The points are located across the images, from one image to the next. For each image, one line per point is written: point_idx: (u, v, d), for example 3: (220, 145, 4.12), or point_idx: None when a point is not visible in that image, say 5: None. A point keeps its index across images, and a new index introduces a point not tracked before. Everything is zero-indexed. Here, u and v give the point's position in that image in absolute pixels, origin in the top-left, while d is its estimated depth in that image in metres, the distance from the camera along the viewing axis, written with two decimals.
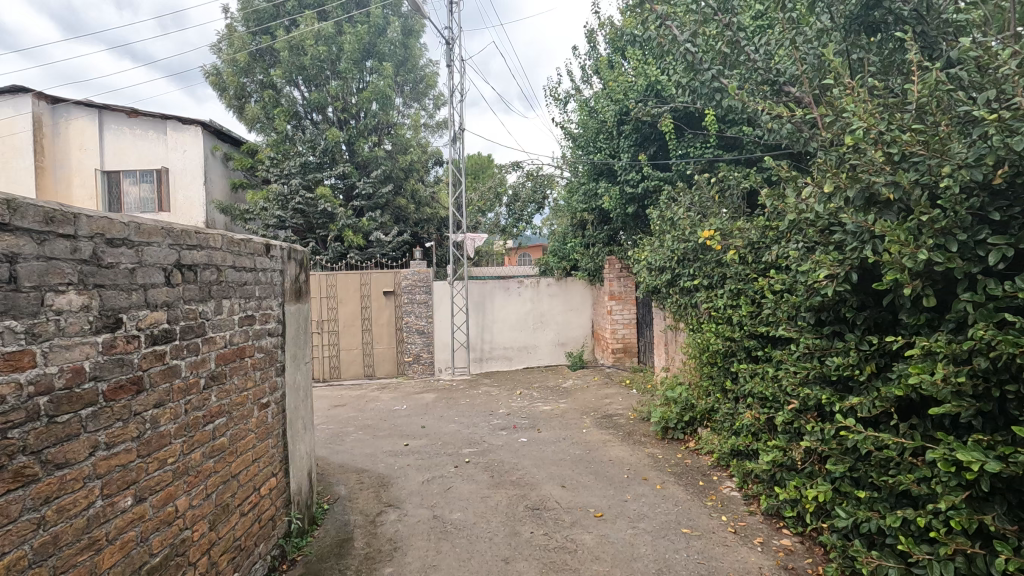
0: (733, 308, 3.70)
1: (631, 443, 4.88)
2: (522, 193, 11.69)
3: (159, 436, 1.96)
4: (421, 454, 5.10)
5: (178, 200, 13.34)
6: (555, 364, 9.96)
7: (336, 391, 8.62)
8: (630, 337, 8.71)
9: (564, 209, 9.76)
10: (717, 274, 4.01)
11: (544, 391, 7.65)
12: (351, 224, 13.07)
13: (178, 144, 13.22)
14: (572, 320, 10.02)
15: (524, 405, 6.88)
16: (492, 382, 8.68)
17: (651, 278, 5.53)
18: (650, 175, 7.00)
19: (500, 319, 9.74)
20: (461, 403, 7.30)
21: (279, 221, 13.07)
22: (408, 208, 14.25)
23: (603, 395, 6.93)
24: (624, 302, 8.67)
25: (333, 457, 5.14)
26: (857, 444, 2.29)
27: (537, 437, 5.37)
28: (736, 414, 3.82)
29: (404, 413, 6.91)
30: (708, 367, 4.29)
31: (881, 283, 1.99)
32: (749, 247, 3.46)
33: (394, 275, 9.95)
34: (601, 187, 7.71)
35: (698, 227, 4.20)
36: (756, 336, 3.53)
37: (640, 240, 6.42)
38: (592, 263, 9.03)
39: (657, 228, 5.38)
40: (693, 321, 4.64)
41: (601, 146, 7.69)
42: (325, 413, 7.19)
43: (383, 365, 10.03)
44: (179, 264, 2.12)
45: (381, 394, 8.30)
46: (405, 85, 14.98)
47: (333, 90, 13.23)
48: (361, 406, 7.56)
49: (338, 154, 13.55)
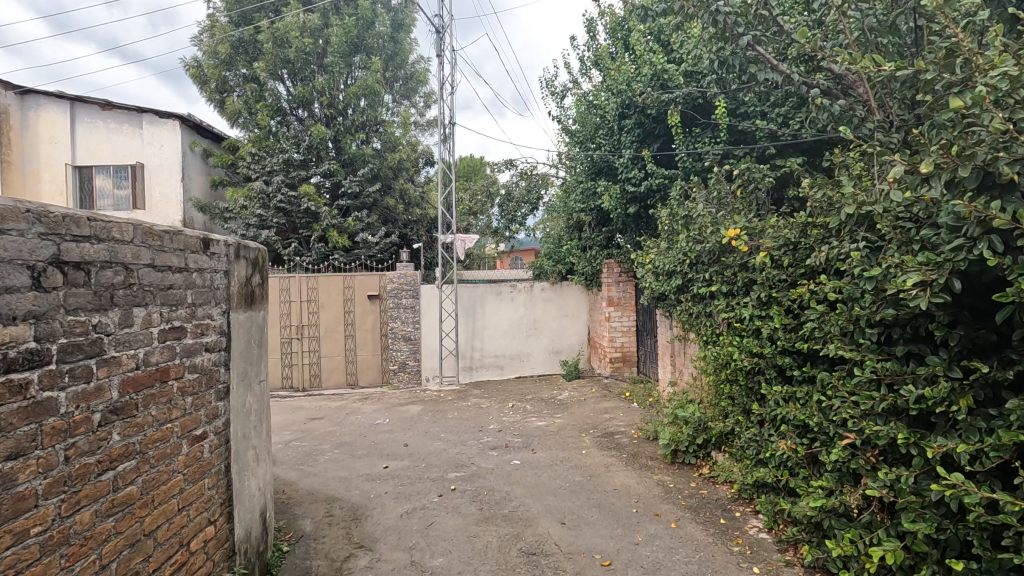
0: (761, 319, 3.20)
1: (637, 469, 4.35)
2: (515, 193, 11.19)
3: (16, 498, 1.42)
4: (402, 479, 4.54)
5: (153, 197, 12.70)
6: (549, 374, 9.43)
7: (314, 402, 8.05)
8: (629, 346, 8.20)
9: (560, 210, 9.27)
10: (739, 280, 3.51)
11: (538, 404, 7.11)
12: (336, 224, 12.49)
13: (155, 138, 12.61)
14: (567, 327, 9.50)
15: (517, 420, 6.34)
16: (482, 392, 8.13)
17: (658, 284, 5.04)
18: (654, 172, 6.50)
19: (491, 325, 9.21)
20: (448, 417, 6.75)
21: (258, 219, 12.41)
22: (397, 208, 13.69)
23: (602, 409, 6.41)
24: (623, 308, 8.17)
25: (302, 482, 4.57)
26: (951, 500, 1.79)
27: (532, 459, 4.83)
28: (763, 441, 3.32)
29: (386, 428, 6.36)
30: (725, 386, 3.80)
31: (1007, 294, 1.51)
32: (784, 249, 2.97)
33: (379, 277, 9.42)
34: (601, 186, 7.20)
35: (718, 225, 3.69)
36: (790, 353, 3.04)
37: (644, 242, 5.92)
38: (589, 266, 8.53)
39: (666, 229, 4.89)
40: (707, 333, 4.13)
41: (601, 142, 7.22)
42: (300, 428, 6.62)
43: (366, 373, 9.48)
44: (59, 261, 1.58)
45: (363, 405, 7.73)
46: (394, 82, 14.48)
47: (319, 84, 12.68)
48: (340, 420, 6.98)
49: (324, 151, 12.98)
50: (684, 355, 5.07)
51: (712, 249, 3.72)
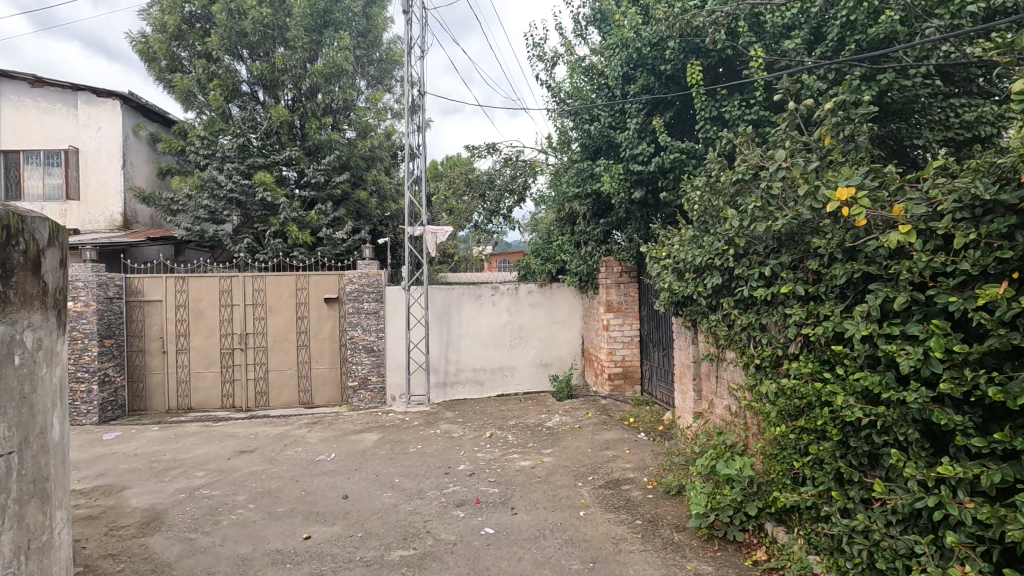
0: (892, 342, 1.91)
1: (660, 551, 3.02)
2: (498, 181, 9.84)
3: None
4: (324, 560, 3.19)
5: (89, 187, 11.23)
6: (538, 391, 8.06)
7: (252, 429, 6.64)
8: (631, 360, 6.90)
9: (549, 200, 7.96)
10: (834, 274, 2.23)
11: (523, 433, 5.76)
12: (296, 217, 10.95)
13: (92, 120, 11.18)
14: (558, 336, 8.14)
15: (495, 457, 4.99)
16: (456, 416, 6.76)
17: (683, 285, 3.75)
18: (669, 146, 5.18)
19: (469, 334, 7.87)
20: (409, 451, 5.38)
21: (208, 211, 10.84)
22: (369, 202, 12.25)
23: (603, 444, 5.08)
24: (624, 315, 6.89)
25: (179, 566, 3.19)
26: None
27: (510, 526, 3.49)
28: (888, 544, 2.02)
29: (328, 469, 4.99)
30: (797, 437, 2.53)
31: None
32: (956, 221, 1.69)
33: (339, 278, 8.10)
34: (599, 166, 5.90)
35: (807, 182, 2.33)
36: (955, 404, 1.77)
37: (660, 232, 4.60)
38: (583, 264, 7.14)
39: (695, 207, 3.56)
40: (765, 356, 2.85)
41: (599, 114, 6.00)
42: (221, 465, 5.25)
43: (322, 391, 8.13)
44: None
45: (309, 432, 6.35)
46: (368, 63, 13.14)
47: (280, 61, 11.28)
48: (274, 454, 5.60)
49: (287, 135, 11.57)
50: (717, 378, 3.76)
51: (786, 226, 2.42)
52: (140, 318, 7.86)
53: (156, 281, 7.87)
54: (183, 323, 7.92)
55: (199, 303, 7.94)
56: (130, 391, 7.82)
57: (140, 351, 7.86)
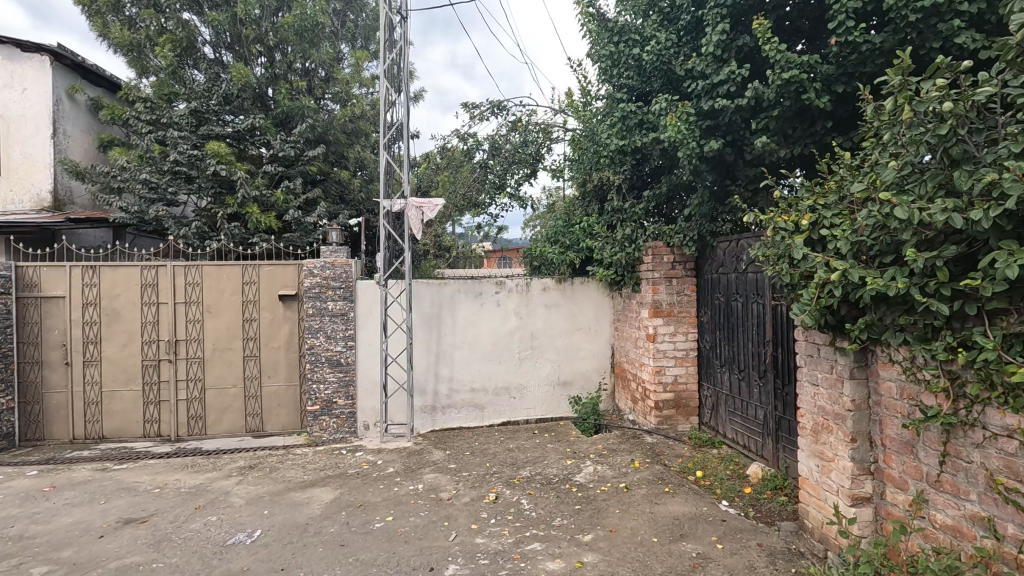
0: None
1: None
2: (504, 150, 7.95)
3: None
4: None
5: (11, 159, 9.35)
6: (555, 418, 6.24)
7: (163, 476, 4.78)
8: (685, 382, 5.08)
9: (572, 168, 6.09)
10: None
11: (544, 496, 3.91)
12: (258, 196, 9.07)
13: (15, 79, 9.31)
14: (580, 346, 6.29)
15: (505, 548, 3.15)
16: (448, 458, 4.91)
17: (887, 276, 1.93)
18: (780, 59, 3.29)
19: (465, 343, 6.01)
20: (373, 529, 3.54)
21: (149, 187, 8.86)
22: (351, 183, 10.38)
23: (673, 527, 3.23)
24: (677, 321, 5.06)
25: None
26: None
27: None
28: None
29: (237, 568, 3.12)
30: None
31: None
32: None
33: (298, 269, 6.26)
34: (658, 106, 4.05)
35: None
36: None
37: (789, 190, 2.73)
38: (621, 252, 5.29)
39: (937, 112, 1.75)
40: None
41: (655, 33, 4.16)
42: (80, 553, 3.39)
43: (275, 415, 6.30)
44: None
45: (237, 485, 4.48)
46: (349, 20, 11.24)
47: (240, 10, 9.32)
48: (173, 526, 3.74)
49: (251, 101, 9.64)
50: (938, 457, 1.98)
51: None
52: (36, 321, 5.99)
53: (57, 273, 6.01)
54: (93, 327, 6.07)
55: (114, 301, 6.10)
56: (22, 415, 5.97)
57: (35, 363, 5.99)
